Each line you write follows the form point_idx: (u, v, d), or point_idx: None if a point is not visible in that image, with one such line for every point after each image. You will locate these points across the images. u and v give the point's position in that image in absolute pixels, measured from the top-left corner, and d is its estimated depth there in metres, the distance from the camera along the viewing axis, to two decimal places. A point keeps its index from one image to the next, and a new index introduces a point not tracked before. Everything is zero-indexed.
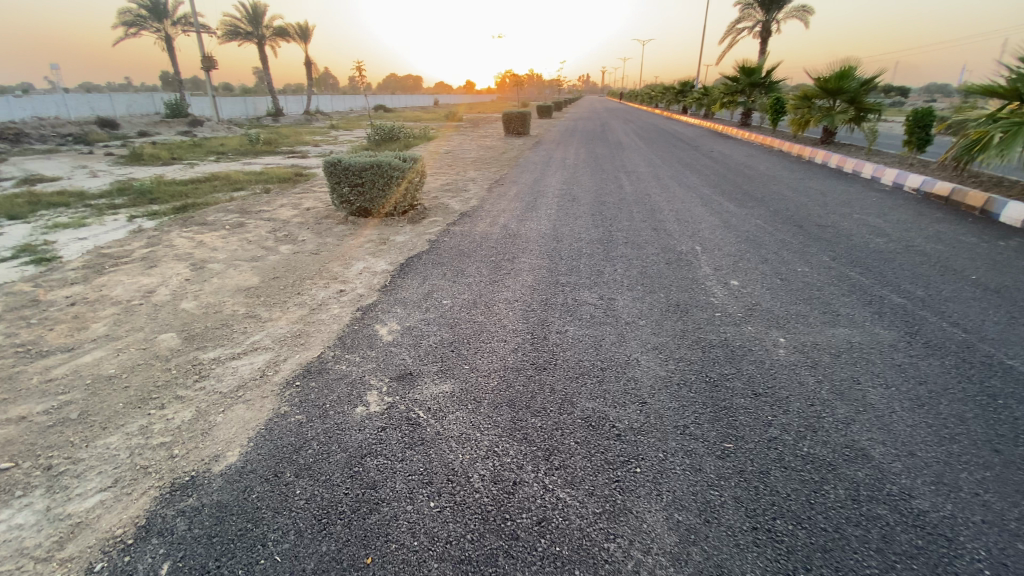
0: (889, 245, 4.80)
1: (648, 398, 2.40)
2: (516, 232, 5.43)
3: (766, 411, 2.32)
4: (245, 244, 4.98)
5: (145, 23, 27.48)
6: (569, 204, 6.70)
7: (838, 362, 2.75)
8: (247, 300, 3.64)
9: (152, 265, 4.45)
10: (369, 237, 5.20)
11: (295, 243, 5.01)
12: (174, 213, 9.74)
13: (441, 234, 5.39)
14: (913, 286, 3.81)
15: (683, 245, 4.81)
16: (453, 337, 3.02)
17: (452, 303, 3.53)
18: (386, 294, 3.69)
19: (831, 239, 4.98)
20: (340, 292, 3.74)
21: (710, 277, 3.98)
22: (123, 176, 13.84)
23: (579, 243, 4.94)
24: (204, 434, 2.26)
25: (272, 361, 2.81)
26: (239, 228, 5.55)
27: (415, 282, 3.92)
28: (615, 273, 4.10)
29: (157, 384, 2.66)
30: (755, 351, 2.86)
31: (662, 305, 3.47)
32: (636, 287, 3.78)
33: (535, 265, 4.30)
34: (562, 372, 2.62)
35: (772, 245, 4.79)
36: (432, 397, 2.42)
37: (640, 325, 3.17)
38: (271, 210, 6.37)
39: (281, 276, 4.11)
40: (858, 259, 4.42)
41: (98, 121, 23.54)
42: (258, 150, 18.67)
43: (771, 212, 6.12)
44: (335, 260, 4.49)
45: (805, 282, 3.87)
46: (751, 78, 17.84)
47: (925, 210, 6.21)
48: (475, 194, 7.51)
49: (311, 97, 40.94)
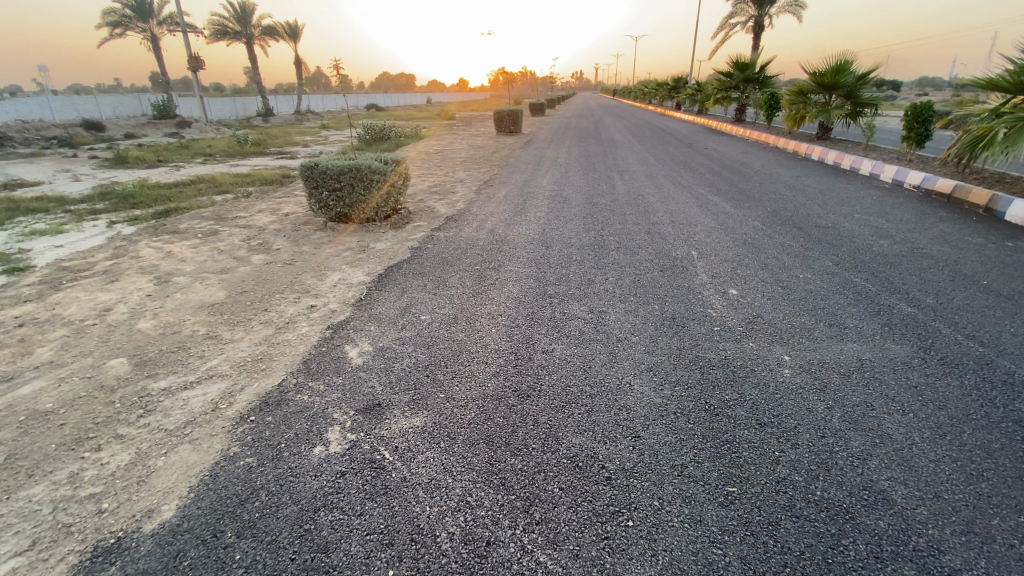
0: (893, 248, 4.58)
1: (641, 431, 2.15)
2: (503, 236, 5.17)
3: (773, 445, 2.08)
4: (215, 254, 4.70)
5: (131, 22, 27.00)
6: (559, 206, 6.46)
7: (849, 384, 2.51)
8: (209, 318, 3.37)
9: (113, 279, 4.17)
10: (348, 245, 4.93)
11: (269, 252, 4.74)
12: (155, 218, 9.43)
13: (425, 240, 5.13)
14: (923, 293, 3.58)
15: (678, 249, 4.57)
16: (428, 359, 2.76)
17: (430, 318, 3.28)
18: (360, 309, 3.43)
19: (833, 242, 4.75)
20: (310, 308, 3.48)
21: (707, 285, 3.74)
22: (106, 180, 13.48)
23: (569, 248, 4.69)
24: (140, 484, 2.01)
25: (227, 391, 2.55)
26: (212, 236, 5.28)
27: (392, 295, 3.66)
28: (607, 282, 3.85)
29: (97, 420, 2.40)
30: (758, 372, 2.62)
31: (655, 318, 3.23)
32: (629, 298, 3.54)
33: (521, 274, 4.05)
34: (546, 400, 2.37)
35: (772, 249, 4.57)
36: (401, 433, 2.16)
37: (633, 341, 2.93)
38: (249, 216, 6.10)
39: (250, 290, 3.84)
40: (862, 263, 4.19)
41: (84, 123, 23.11)
42: (246, 152, 18.29)
43: (769, 212, 5.89)
44: (309, 271, 4.22)
45: (808, 290, 3.63)
46: (745, 74, 17.62)
47: (929, 208, 5.99)
48: (463, 196, 7.25)
49: (301, 96, 40.44)
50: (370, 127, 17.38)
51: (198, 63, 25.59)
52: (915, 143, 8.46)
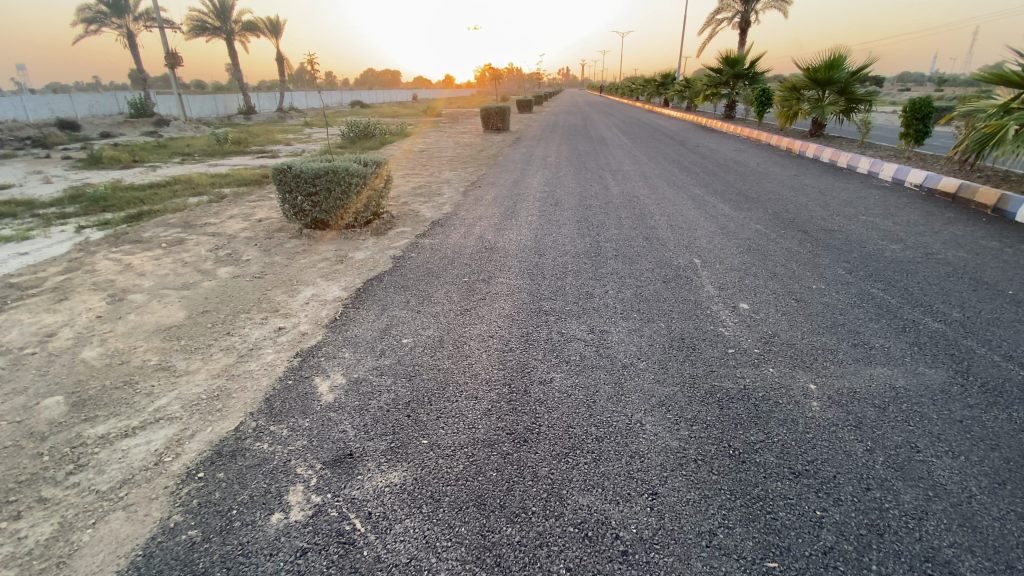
0: (905, 253, 4.33)
1: (659, 487, 1.84)
2: (493, 244, 4.84)
3: (813, 502, 1.78)
4: (178, 267, 4.31)
5: (107, 19, 26.17)
6: (551, 209, 6.15)
7: (886, 421, 2.23)
8: (163, 345, 3.00)
9: (62, 297, 3.76)
10: (325, 255, 4.56)
11: (238, 264, 4.36)
12: (126, 222, 8.93)
13: (409, 248, 4.78)
14: (947, 305, 3.32)
15: (680, 257, 4.27)
16: (409, 393, 2.42)
17: (412, 341, 2.92)
18: (334, 331, 3.07)
19: (842, 246, 4.49)
20: (277, 331, 3.12)
21: (714, 299, 3.44)
22: (78, 182, 12.91)
23: (563, 256, 4.38)
24: (60, 565, 1.64)
25: (175, 440, 2.20)
26: (177, 246, 4.88)
27: (371, 314, 3.31)
28: (606, 295, 3.54)
29: (19, 479, 2.03)
30: (783, 405, 2.31)
31: (663, 338, 2.90)
32: (632, 315, 3.22)
33: (513, 287, 3.72)
34: (546, 447, 2.04)
35: (779, 255, 4.29)
36: (375, 495, 1.83)
37: (641, 368, 2.60)
38: (219, 222, 5.70)
39: (213, 309, 3.47)
40: (877, 271, 3.93)
41: (57, 123, 22.29)
42: (227, 151, 17.72)
43: (771, 215, 5.62)
44: (280, 286, 3.85)
45: (824, 303, 3.35)
46: (735, 70, 17.44)
47: (934, 209, 5.77)
48: (449, 198, 6.90)
49: (284, 94, 39.54)
50: (355, 125, 16.95)
51: (176, 60, 24.84)
52: (913, 140, 8.28)
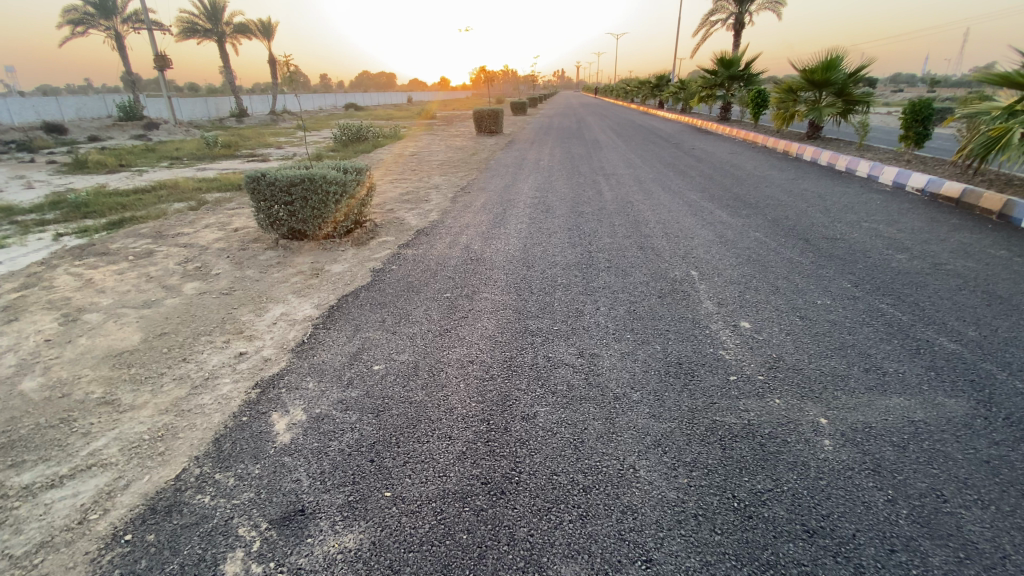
0: (913, 263, 4.11)
1: (654, 552, 1.59)
2: (479, 254, 4.59)
3: (831, 570, 1.54)
4: (142, 282, 4.04)
5: (95, 21, 25.78)
6: (541, 216, 5.91)
7: (906, 464, 1.99)
8: (110, 375, 2.74)
9: (11, 318, 3.49)
10: (300, 267, 4.30)
11: (206, 278, 4.10)
12: (106, 229, 8.64)
13: (389, 259, 4.52)
14: (961, 323, 3.09)
15: (676, 269, 4.03)
16: (376, 433, 2.17)
17: (384, 368, 2.66)
18: (299, 357, 2.81)
19: (846, 257, 4.26)
20: (237, 357, 2.86)
21: (713, 316, 3.20)
22: (60, 187, 12.57)
23: (552, 269, 4.13)
24: None
25: (105, 492, 1.94)
26: (144, 258, 4.61)
27: (342, 335, 3.05)
28: (598, 312, 3.28)
29: None
30: (793, 445, 2.07)
31: (658, 363, 2.65)
32: (625, 335, 2.96)
33: (498, 304, 3.47)
34: (526, 501, 1.79)
35: (780, 266, 4.06)
36: (325, 565, 1.57)
37: (635, 399, 2.34)
38: (193, 232, 5.43)
39: (172, 330, 3.22)
40: (884, 283, 3.70)
41: (44, 126, 21.89)
42: (215, 155, 17.40)
43: (770, 222, 5.40)
44: (249, 303, 3.59)
45: (831, 321, 3.12)
46: (729, 71, 17.25)
47: (938, 215, 5.56)
48: (437, 205, 6.64)
49: (278, 96, 39.17)
50: (346, 128, 16.69)
51: (165, 63, 24.51)
52: (913, 143, 8.08)
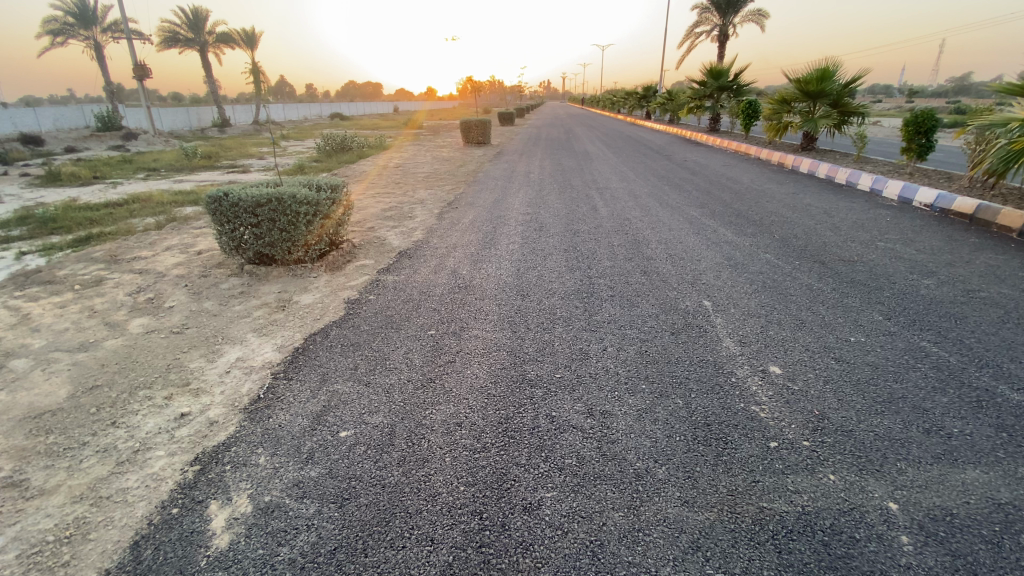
0: (942, 290, 3.76)
1: None
2: (468, 280, 4.16)
3: None
4: (83, 318, 3.53)
5: (74, 30, 24.97)
6: (534, 235, 5.52)
7: (1009, 571, 1.56)
8: (22, 445, 2.25)
9: None
10: (266, 299, 3.83)
11: (157, 313, 3.61)
12: (71, 247, 8.03)
13: (367, 287, 4.07)
14: (1017, 365, 2.72)
15: (687, 298, 3.63)
16: (339, 534, 1.71)
17: (352, 436, 2.20)
18: (251, 421, 2.34)
19: (869, 282, 3.91)
20: (178, 420, 2.38)
21: (736, 359, 2.78)
22: (29, 201, 11.84)
23: (549, 298, 3.72)
24: None
25: None
26: (92, 287, 4.10)
27: (306, 388, 2.59)
28: (605, 354, 2.84)
29: None
30: (865, 546, 1.65)
31: (683, 424, 2.21)
32: (639, 386, 2.51)
33: (489, 342, 3.03)
34: None
35: (801, 294, 3.69)
36: None
37: (662, 479, 1.91)
38: (152, 255, 4.93)
39: (107, 381, 2.73)
40: (918, 316, 3.33)
41: (17, 137, 21.09)
42: (195, 167, 16.72)
43: (779, 241, 5.04)
44: (202, 345, 3.11)
45: (872, 365, 2.73)
46: (719, 82, 17.10)
47: (955, 233, 5.25)
48: (422, 222, 6.21)
49: (262, 107, 38.54)
50: (331, 138, 16.22)
51: (146, 73, 23.88)
52: (916, 155, 7.83)
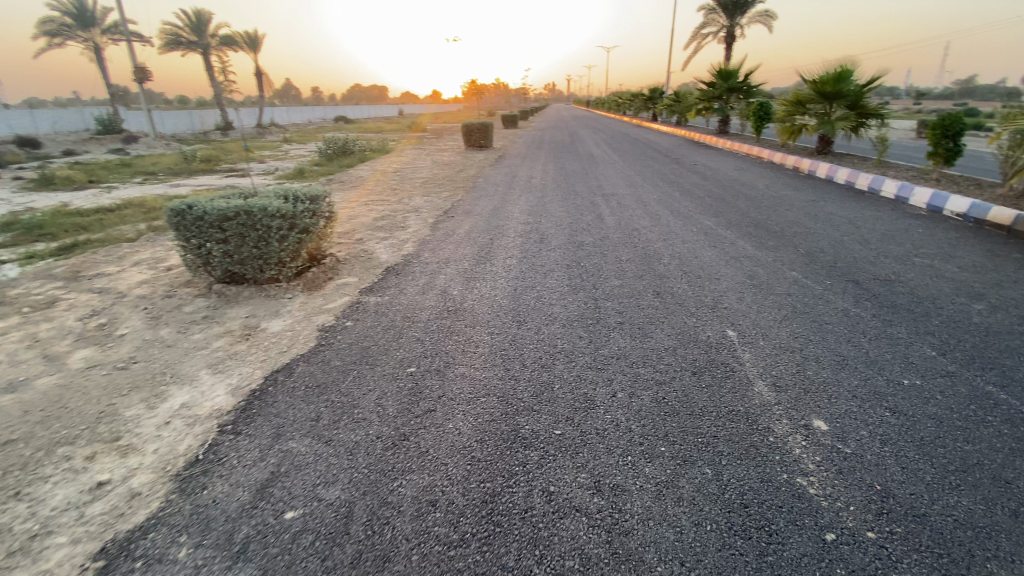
0: (997, 316, 3.29)
1: None
2: (459, 302, 3.72)
3: None
4: (20, 349, 3.11)
5: (73, 32, 24.76)
6: (534, 248, 5.08)
7: None
8: None
9: None
10: (230, 326, 3.40)
11: (106, 342, 3.19)
12: (53, 256, 7.66)
13: (345, 311, 3.63)
14: None
15: (708, 328, 3.17)
16: None
17: (300, 519, 1.77)
18: (181, 495, 1.91)
19: (913, 307, 3.44)
20: (93, 492, 1.95)
21: (771, 410, 2.32)
22: (19, 206, 11.49)
23: (549, 325, 3.28)
24: None
25: None
26: (41, 311, 3.68)
27: (255, 447, 2.15)
28: (614, 402, 2.39)
29: None
30: None
31: (714, 507, 1.77)
32: (657, 448, 2.06)
33: (478, 384, 2.58)
34: None
35: (837, 322, 3.23)
36: None
37: None
38: (117, 272, 4.51)
39: (24, 434, 2.29)
40: (976, 351, 2.85)
41: (15, 140, 20.83)
42: (193, 171, 16.40)
43: (805, 257, 4.57)
44: (147, 385, 2.68)
45: (935, 420, 2.26)
46: (728, 84, 16.62)
47: (996, 247, 4.77)
48: (414, 233, 5.79)
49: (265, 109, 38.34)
50: (331, 141, 15.84)
51: (145, 74, 23.63)
52: (942, 160, 7.34)
